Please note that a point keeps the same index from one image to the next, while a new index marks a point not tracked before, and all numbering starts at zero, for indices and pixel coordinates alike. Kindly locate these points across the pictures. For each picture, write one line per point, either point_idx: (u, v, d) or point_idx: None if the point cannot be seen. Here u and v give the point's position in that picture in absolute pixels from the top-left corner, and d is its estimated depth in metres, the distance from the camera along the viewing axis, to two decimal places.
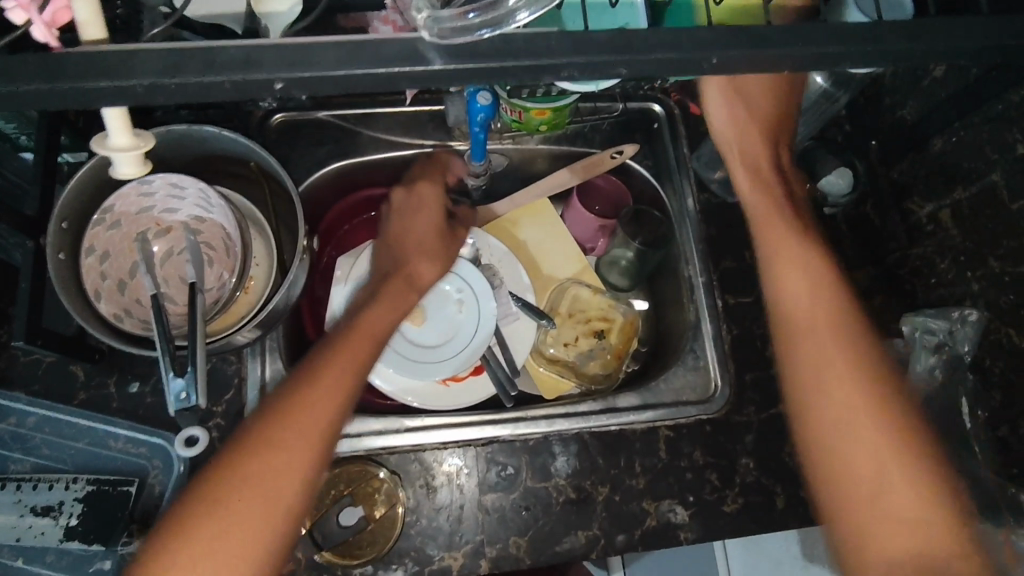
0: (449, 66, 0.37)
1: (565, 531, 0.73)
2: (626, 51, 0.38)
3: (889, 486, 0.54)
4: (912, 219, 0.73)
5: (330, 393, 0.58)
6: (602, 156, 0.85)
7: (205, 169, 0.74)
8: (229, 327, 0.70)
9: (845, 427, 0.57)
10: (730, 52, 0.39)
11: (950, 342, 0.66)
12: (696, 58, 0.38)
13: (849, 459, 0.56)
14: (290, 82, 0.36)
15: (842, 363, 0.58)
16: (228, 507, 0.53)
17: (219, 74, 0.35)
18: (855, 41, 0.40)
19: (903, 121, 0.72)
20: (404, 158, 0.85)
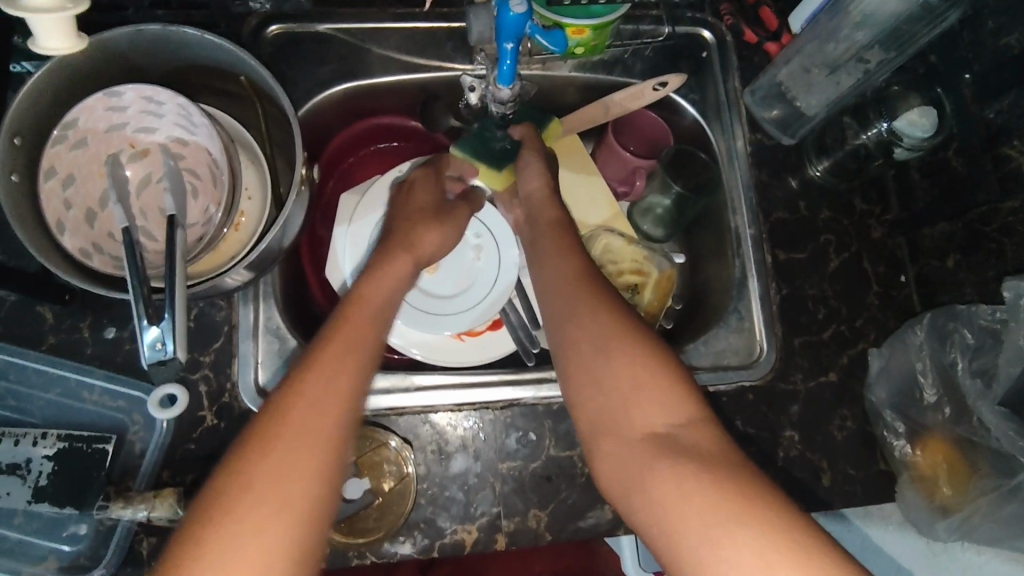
0: None
1: (589, 505, 0.66)
2: None
3: (633, 398, 0.52)
4: (1007, 167, 0.64)
5: (358, 340, 0.53)
6: (643, 86, 0.74)
7: (187, 82, 0.63)
8: (219, 268, 0.61)
9: (580, 340, 0.56)
10: None
11: None
12: None
13: (608, 400, 0.53)
14: None
15: (566, 279, 0.60)
16: (310, 388, 0.49)
17: None
18: None
19: (1007, 50, 0.62)
20: (419, 81, 0.74)
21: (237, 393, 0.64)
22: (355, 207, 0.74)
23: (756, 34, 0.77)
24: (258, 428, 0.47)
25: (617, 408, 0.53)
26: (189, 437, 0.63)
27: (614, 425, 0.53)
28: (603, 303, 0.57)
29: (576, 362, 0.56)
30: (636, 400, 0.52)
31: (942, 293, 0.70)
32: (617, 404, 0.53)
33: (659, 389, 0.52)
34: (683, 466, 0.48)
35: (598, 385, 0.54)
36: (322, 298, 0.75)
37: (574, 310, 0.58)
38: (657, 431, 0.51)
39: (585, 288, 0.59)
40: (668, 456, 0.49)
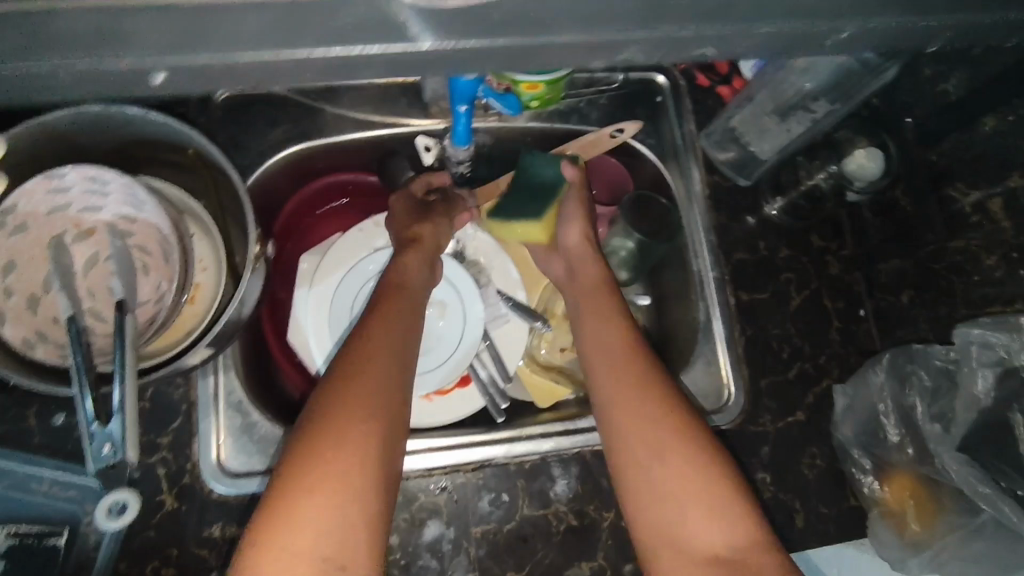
0: (446, 45, 0.30)
1: (566, 562, 0.65)
2: (714, 25, 0.31)
3: (652, 394, 0.57)
4: (953, 208, 0.67)
5: (398, 334, 0.57)
6: (600, 134, 0.74)
7: (133, 157, 0.62)
8: (172, 348, 0.59)
9: (617, 404, 0.58)
10: (869, 22, 0.32)
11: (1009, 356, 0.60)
12: (826, 28, 0.32)
13: (632, 390, 0.58)
14: (175, 72, 0.29)
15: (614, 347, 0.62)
16: (379, 360, 0.53)
17: (48, 61, 0.28)
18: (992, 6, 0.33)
19: (947, 95, 0.65)
20: (375, 139, 0.73)
21: (197, 473, 0.62)
22: (315, 269, 0.73)
23: (708, 78, 0.79)
24: (342, 398, 0.50)
25: (639, 398, 0.57)
26: (149, 523, 0.60)
27: (634, 410, 0.57)
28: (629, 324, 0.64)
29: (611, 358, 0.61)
30: (655, 400, 0.57)
31: (899, 327, 0.71)
32: (633, 401, 0.57)
33: (687, 459, 0.53)
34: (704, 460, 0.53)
35: (628, 379, 0.59)
36: (286, 361, 0.74)
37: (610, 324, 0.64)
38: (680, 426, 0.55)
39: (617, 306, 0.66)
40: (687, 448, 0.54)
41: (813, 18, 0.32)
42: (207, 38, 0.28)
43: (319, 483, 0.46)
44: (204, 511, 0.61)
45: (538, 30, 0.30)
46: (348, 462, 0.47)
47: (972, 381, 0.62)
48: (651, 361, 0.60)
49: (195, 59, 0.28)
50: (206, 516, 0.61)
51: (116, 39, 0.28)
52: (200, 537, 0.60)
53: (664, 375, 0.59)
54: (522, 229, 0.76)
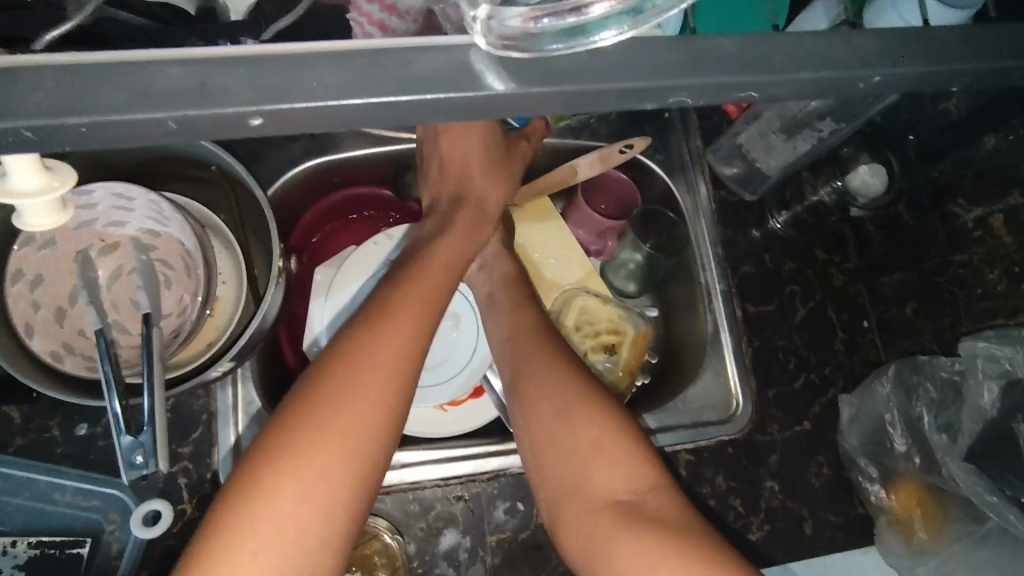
0: (519, 91, 0.30)
1: None
2: (754, 69, 0.32)
3: (593, 455, 0.54)
4: (955, 222, 0.69)
5: (383, 362, 0.47)
6: (609, 149, 0.76)
7: (157, 173, 0.63)
8: (195, 360, 0.60)
9: (559, 471, 0.55)
10: (896, 69, 0.34)
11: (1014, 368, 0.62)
12: (856, 74, 0.34)
13: (567, 448, 0.55)
14: (271, 117, 0.28)
15: (520, 341, 0.62)
16: (340, 408, 0.45)
17: (158, 109, 0.27)
18: (1009, 53, 0.35)
19: (950, 114, 0.67)
20: (389, 153, 0.75)
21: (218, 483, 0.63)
22: (330, 281, 0.74)
23: None
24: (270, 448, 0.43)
25: (574, 458, 0.55)
26: (170, 533, 0.61)
27: (573, 472, 0.54)
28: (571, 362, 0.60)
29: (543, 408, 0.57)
30: (597, 462, 0.54)
31: (904, 338, 0.74)
32: (577, 464, 0.54)
33: (621, 458, 0.54)
34: (647, 534, 0.50)
35: (566, 430, 0.56)
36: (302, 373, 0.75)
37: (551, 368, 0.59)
38: (615, 496, 0.53)
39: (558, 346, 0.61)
40: (634, 522, 0.51)
41: (836, 61, 0.33)
42: (301, 93, 0.28)
43: (286, 496, 0.42)
44: None
45: (583, 67, 0.31)
46: (318, 476, 0.43)
47: (976, 392, 0.63)
48: (603, 404, 0.56)
49: (284, 107, 0.28)
50: None
51: (213, 95, 0.27)
52: None
53: (617, 417, 0.56)
54: None
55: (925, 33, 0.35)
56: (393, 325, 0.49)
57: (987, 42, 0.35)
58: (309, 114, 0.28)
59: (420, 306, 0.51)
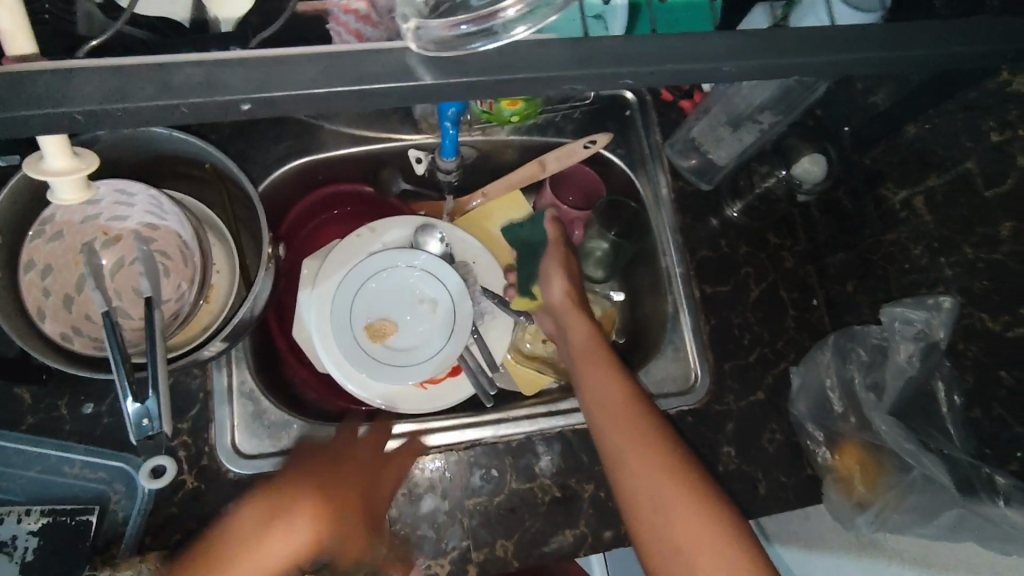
0: (441, 83, 0.36)
1: (552, 531, 0.72)
2: (631, 63, 0.37)
3: (690, 541, 0.55)
4: (885, 206, 0.74)
5: (336, 471, 0.66)
6: (574, 145, 0.83)
7: (155, 172, 0.69)
8: (192, 341, 0.65)
9: (654, 550, 0.56)
10: (746, 63, 0.38)
11: (927, 329, 0.67)
12: (709, 68, 0.38)
13: (665, 529, 0.56)
14: (258, 103, 0.34)
15: (614, 413, 0.64)
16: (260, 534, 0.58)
17: (174, 97, 0.33)
18: (890, 46, 0.39)
19: (876, 106, 0.72)
20: (369, 152, 0.82)
21: (215, 455, 0.69)
22: (318, 272, 0.80)
23: (671, 92, 0.87)
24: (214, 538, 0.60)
25: (675, 539, 0.56)
26: (171, 501, 0.67)
27: (671, 555, 0.55)
28: (661, 442, 0.61)
29: (632, 491, 0.59)
30: (691, 548, 0.55)
31: (847, 313, 0.80)
32: (674, 549, 0.56)
33: (715, 539, 0.55)
34: None
35: (660, 510, 0.57)
36: (292, 356, 0.81)
37: (644, 453, 0.60)
38: None
39: (652, 429, 0.62)
40: None
41: (735, 52, 0.38)
42: (285, 83, 0.34)
43: None
44: (223, 489, 0.68)
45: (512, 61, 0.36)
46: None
47: (899, 352, 0.68)
48: (696, 485, 0.58)
49: (271, 94, 0.34)
50: (223, 493, 0.68)
51: (215, 86, 0.33)
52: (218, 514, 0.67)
53: (711, 496, 0.58)
54: (482, 215, 0.87)
55: (813, 31, 0.39)
56: (298, 501, 0.60)
57: (874, 35, 0.40)
58: (294, 100, 0.34)
59: (363, 457, 0.68)
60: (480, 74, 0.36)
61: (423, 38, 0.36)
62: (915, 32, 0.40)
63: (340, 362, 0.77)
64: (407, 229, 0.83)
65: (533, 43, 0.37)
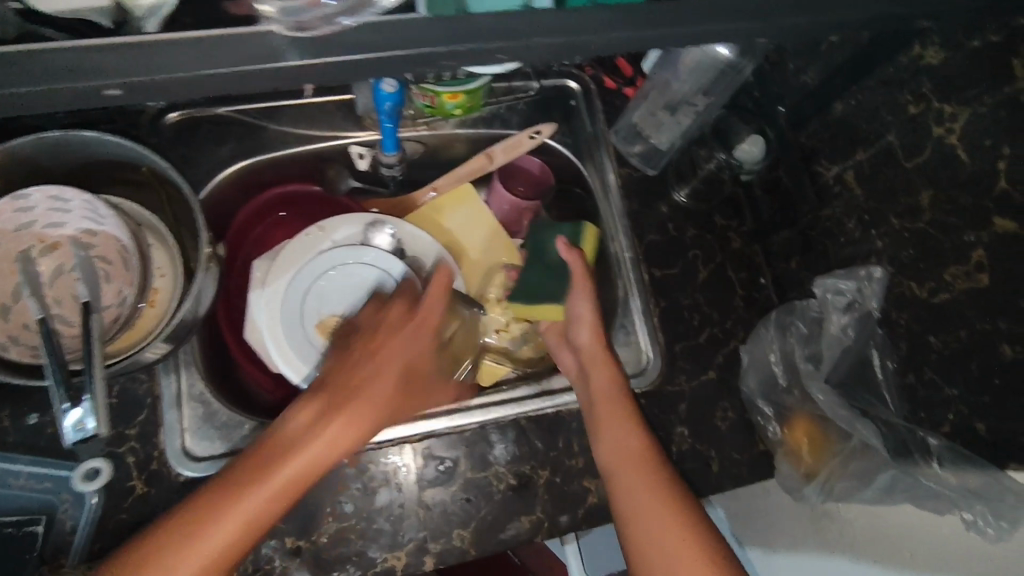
0: (309, 60, 0.38)
1: (508, 518, 0.73)
2: (507, 35, 0.40)
3: None
4: (821, 180, 0.75)
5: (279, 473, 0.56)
6: (520, 137, 0.84)
7: (92, 178, 0.69)
8: (133, 346, 0.65)
9: None
10: (615, 33, 0.41)
11: (859, 300, 0.69)
12: (577, 39, 0.41)
13: None
14: (125, 88, 0.37)
15: (636, 469, 0.65)
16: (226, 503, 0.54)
17: (41, 82, 0.35)
18: (767, 17, 0.42)
19: (807, 86, 0.74)
20: (315, 150, 0.82)
21: (165, 459, 0.68)
22: (267, 272, 0.80)
23: (614, 80, 0.88)
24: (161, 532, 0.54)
25: None
26: (120, 507, 0.66)
27: None
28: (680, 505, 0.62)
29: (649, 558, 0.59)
30: None
31: (792, 290, 0.81)
32: None
33: None
34: None
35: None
36: (245, 358, 0.81)
37: (660, 515, 0.61)
38: None
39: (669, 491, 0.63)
40: None
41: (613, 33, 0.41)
42: (151, 67, 0.37)
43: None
44: (173, 493, 0.68)
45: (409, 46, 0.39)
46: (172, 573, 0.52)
47: (834, 323, 0.71)
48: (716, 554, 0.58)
49: (138, 79, 0.37)
50: (175, 497, 0.67)
51: (86, 72, 0.36)
52: (170, 517, 0.67)
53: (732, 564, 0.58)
54: (433, 208, 0.88)
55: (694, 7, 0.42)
56: (247, 496, 0.54)
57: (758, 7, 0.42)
58: (177, 81, 0.37)
59: (353, 433, 0.60)
60: (380, 52, 0.39)
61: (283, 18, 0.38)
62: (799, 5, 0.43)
63: (293, 362, 0.78)
64: (357, 225, 0.83)
65: (410, 22, 0.39)
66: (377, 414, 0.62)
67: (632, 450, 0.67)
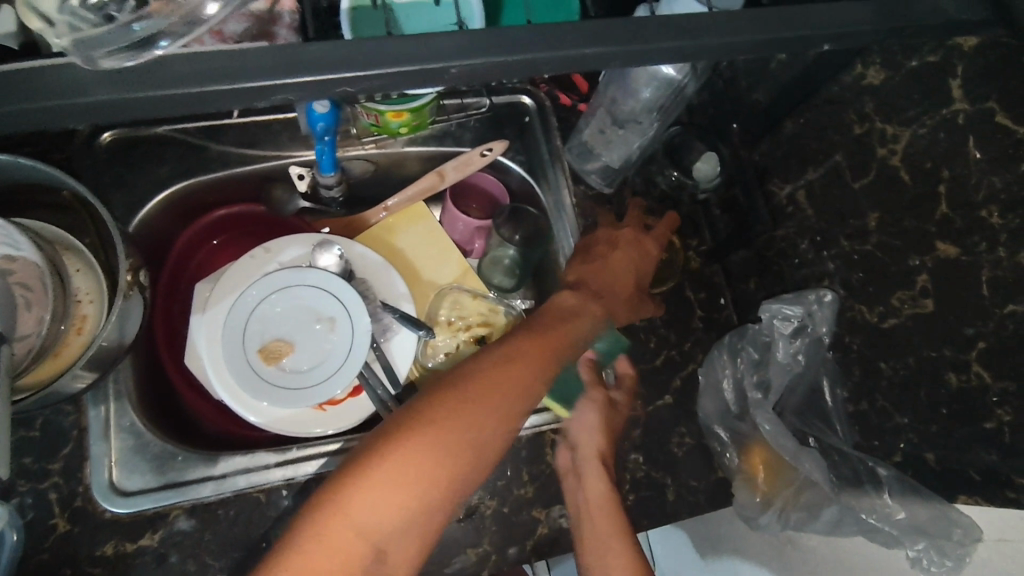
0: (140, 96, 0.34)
1: (453, 551, 0.70)
2: (412, 60, 0.37)
3: None
4: (775, 201, 0.73)
5: (401, 479, 0.48)
6: (471, 154, 0.82)
7: (11, 200, 0.66)
8: (50, 378, 0.62)
9: None
10: (468, 62, 0.38)
11: (809, 323, 0.67)
12: (432, 68, 0.37)
13: None
14: None
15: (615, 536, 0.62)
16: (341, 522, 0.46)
17: None
18: (690, 35, 0.40)
19: (759, 104, 0.73)
20: (258, 170, 0.80)
21: (90, 495, 0.65)
22: (210, 295, 0.79)
23: (570, 97, 0.86)
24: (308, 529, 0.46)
25: None
26: (42, 546, 0.64)
27: None
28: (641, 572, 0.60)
29: None
30: None
31: (750, 310, 0.79)
32: None
33: None
34: None
35: None
36: (185, 385, 0.77)
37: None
38: None
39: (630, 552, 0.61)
40: None
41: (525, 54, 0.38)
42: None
43: None
44: (98, 530, 0.65)
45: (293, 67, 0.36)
46: None
47: (784, 350, 0.69)
48: None
49: None
50: (99, 536, 0.65)
51: None
52: (94, 556, 0.64)
53: None
54: (383, 228, 0.86)
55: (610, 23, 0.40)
56: (335, 528, 0.46)
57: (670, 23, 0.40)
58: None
59: (449, 455, 0.49)
60: (232, 81, 0.35)
61: (88, 51, 0.36)
62: (718, 24, 0.40)
63: (235, 390, 0.75)
64: (305, 247, 0.81)
65: (256, 48, 0.36)
66: (502, 422, 0.52)
67: (599, 505, 0.65)
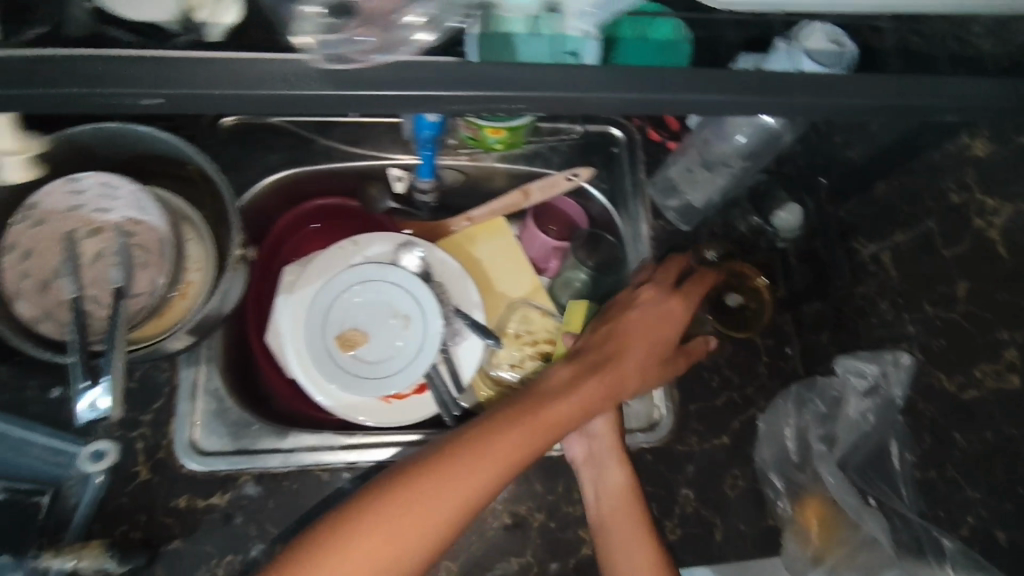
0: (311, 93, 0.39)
1: (498, 556, 0.72)
2: None
3: None
4: (857, 258, 0.77)
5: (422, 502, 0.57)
6: (557, 177, 0.85)
7: (145, 168, 0.73)
8: (156, 337, 0.66)
9: None
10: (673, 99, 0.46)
11: (883, 384, 0.68)
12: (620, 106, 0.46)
13: None
14: (168, 98, 0.42)
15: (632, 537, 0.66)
16: (366, 532, 0.55)
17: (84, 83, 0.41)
18: None
19: (851, 161, 0.74)
20: (359, 167, 0.85)
21: (172, 449, 0.70)
22: (296, 278, 0.83)
23: (659, 133, 0.88)
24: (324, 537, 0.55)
25: None
26: (123, 490, 0.68)
27: None
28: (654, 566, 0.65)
29: None
30: None
31: (820, 363, 0.79)
32: None
33: None
34: None
35: None
36: (264, 359, 0.82)
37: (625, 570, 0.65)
38: None
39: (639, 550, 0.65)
40: None
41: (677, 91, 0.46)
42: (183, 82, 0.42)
43: None
44: (175, 483, 0.69)
45: None
46: None
47: (853, 407, 0.69)
48: None
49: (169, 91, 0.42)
50: (174, 489, 0.69)
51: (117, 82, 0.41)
52: (167, 507, 0.68)
53: None
54: (465, 237, 0.89)
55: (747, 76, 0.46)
56: (366, 537, 0.55)
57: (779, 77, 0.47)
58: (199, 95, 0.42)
59: (468, 474, 0.59)
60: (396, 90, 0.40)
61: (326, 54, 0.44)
62: None
63: (310, 371, 0.79)
64: (388, 245, 0.85)
65: (436, 61, 0.45)
66: (523, 459, 0.62)
67: (630, 527, 0.67)
